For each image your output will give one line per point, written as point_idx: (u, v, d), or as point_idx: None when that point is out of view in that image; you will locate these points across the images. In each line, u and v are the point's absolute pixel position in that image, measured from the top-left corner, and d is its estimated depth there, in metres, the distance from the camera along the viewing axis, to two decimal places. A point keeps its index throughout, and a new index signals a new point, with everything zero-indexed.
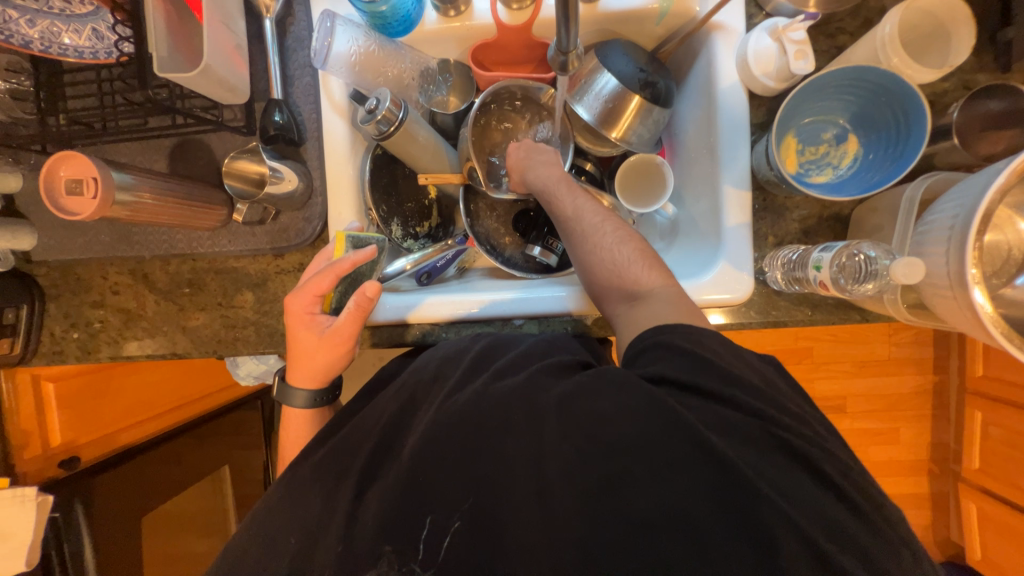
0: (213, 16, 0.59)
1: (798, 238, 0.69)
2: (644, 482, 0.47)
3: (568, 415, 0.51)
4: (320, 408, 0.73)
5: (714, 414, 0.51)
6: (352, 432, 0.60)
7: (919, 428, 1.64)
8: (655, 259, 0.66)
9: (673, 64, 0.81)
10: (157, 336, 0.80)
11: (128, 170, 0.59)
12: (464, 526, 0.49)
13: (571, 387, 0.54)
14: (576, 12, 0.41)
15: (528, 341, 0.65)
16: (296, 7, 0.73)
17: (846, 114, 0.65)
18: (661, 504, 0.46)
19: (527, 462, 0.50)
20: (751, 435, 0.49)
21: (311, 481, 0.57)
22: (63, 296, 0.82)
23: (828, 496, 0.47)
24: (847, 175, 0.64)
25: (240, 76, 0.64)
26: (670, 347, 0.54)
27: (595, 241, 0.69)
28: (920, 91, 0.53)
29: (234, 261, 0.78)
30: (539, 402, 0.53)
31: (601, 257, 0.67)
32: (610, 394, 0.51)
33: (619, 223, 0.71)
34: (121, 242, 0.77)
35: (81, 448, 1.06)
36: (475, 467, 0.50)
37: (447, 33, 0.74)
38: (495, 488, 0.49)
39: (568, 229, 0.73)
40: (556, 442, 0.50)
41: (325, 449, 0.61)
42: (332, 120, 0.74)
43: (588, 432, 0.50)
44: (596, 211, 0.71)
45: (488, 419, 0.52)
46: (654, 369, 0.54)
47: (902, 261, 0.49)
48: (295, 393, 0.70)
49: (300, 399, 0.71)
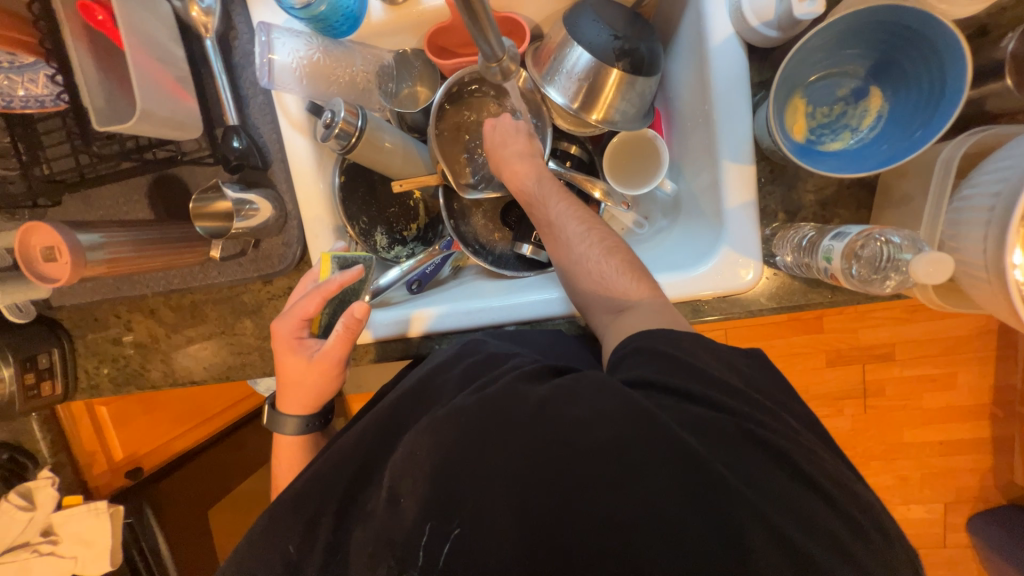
0: (141, 49, 0.55)
1: (815, 212, 0.60)
2: (629, 516, 0.43)
3: (547, 426, 0.47)
4: (314, 433, 0.72)
5: (702, 425, 0.47)
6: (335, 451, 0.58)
7: (982, 372, 1.50)
8: (639, 270, 0.62)
9: (660, 19, 0.70)
10: (175, 367, 0.85)
11: (95, 230, 0.60)
12: (465, 530, 0.46)
13: (552, 389, 0.50)
14: (483, 13, 0.37)
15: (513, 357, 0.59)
16: (236, 18, 0.68)
17: (865, 64, 0.53)
18: (649, 514, 0.43)
19: (508, 481, 0.46)
20: (739, 452, 0.45)
21: (295, 505, 0.54)
22: (87, 335, 0.87)
23: (830, 520, 0.43)
24: (869, 139, 0.54)
25: (188, 109, 0.61)
26: (653, 352, 0.52)
27: (576, 256, 0.65)
28: (955, 27, 0.43)
29: (229, 291, 0.80)
30: (519, 413, 0.49)
31: (586, 267, 0.64)
32: (590, 399, 0.48)
33: (603, 233, 0.66)
34: (123, 283, 0.79)
35: (142, 458, 1.17)
36: (454, 487, 0.47)
37: (398, 23, 0.67)
38: (480, 507, 0.46)
39: (550, 234, 0.68)
40: (538, 476, 0.46)
41: (306, 475, 0.57)
42: (294, 139, 0.69)
43: (569, 442, 0.46)
44: (577, 221, 0.67)
45: (462, 441, 0.48)
46: (637, 374, 0.51)
47: (925, 258, 0.42)
48: (285, 420, 0.70)
49: (291, 426, 0.70)
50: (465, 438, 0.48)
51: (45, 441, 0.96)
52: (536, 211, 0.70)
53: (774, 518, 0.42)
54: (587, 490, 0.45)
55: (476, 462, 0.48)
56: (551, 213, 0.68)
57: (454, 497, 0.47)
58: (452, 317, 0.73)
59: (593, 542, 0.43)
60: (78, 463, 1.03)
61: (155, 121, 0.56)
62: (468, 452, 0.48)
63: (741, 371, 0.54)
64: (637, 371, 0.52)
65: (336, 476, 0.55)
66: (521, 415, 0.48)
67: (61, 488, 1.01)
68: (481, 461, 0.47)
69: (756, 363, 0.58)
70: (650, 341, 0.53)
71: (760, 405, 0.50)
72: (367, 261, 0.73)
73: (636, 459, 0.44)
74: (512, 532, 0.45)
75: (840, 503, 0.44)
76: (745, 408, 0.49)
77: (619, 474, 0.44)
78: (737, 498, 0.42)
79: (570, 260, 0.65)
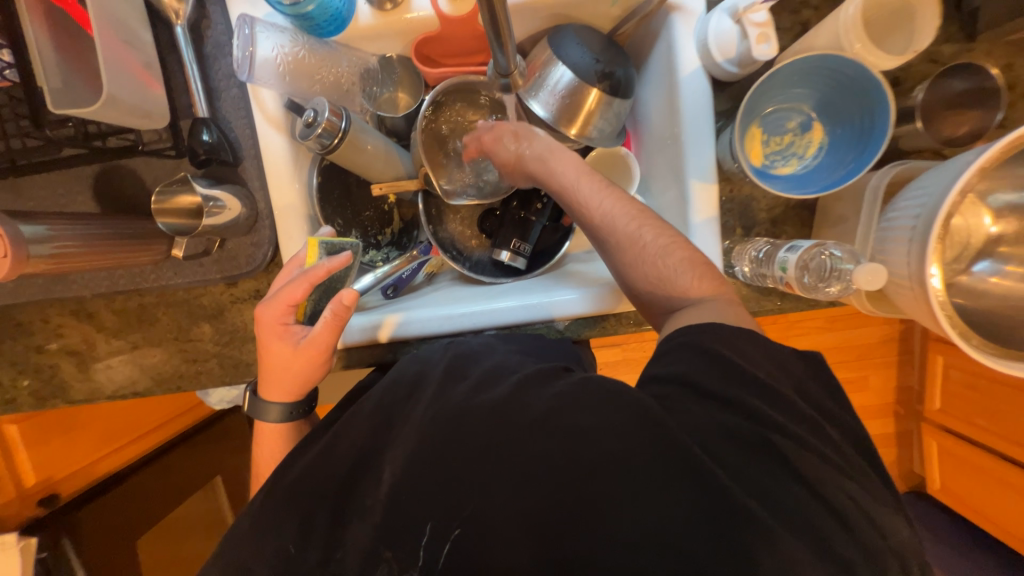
0: (108, 31, 0.51)
1: (766, 228, 0.67)
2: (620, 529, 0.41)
3: (551, 432, 0.46)
4: (296, 422, 0.67)
5: (702, 438, 0.44)
6: (322, 454, 0.53)
7: (887, 374, 1.69)
8: (703, 263, 0.58)
9: (633, 46, 0.76)
10: (114, 377, 0.77)
11: (41, 221, 0.55)
12: (465, 531, 0.44)
13: (557, 394, 0.49)
14: (504, 20, 0.41)
15: (500, 355, 0.60)
16: (210, 8, 0.65)
17: (810, 102, 0.62)
18: (648, 524, 0.41)
19: (511, 482, 0.45)
20: (748, 447, 0.43)
21: (280, 506, 0.51)
22: (4, 343, 0.76)
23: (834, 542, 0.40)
24: (813, 166, 0.62)
25: (155, 98, 0.57)
26: (688, 344, 0.51)
27: (640, 248, 0.59)
28: (884, 79, 0.51)
29: (186, 293, 0.74)
30: (523, 418, 0.47)
31: (641, 264, 0.59)
32: (599, 407, 0.47)
33: (661, 224, 0.61)
34: (56, 283, 0.71)
35: (61, 483, 1.04)
36: (446, 482, 0.46)
37: (385, 29, 0.67)
38: (479, 516, 0.44)
39: (598, 234, 0.63)
40: (518, 491, 0.44)
41: (299, 468, 0.53)
42: (269, 135, 0.66)
43: (571, 446, 0.45)
44: (635, 213, 0.62)
45: (466, 440, 0.47)
46: (670, 370, 0.49)
47: (866, 266, 0.50)
48: (268, 407, 0.65)
49: (274, 413, 0.65)
50: (468, 444, 0.47)
51: None
52: (581, 209, 0.64)
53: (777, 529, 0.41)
54: (585, 498, 0.43)
55: (461, 465, 0.46)
56: (604, 207, 0.63)
57: (455, 497, 0.46)
58: (434, 317, 0.73)
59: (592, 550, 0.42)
60: None
61: (120, 108, 0.52)
62: (466, 456, 0.47)
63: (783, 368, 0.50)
64: (664, 367, 0.50)
65: (325, 480, 0.51)
66: (526, 422, 0.47)
67: None
68: (477, 470, 0.46)
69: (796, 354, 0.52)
70: (694, 336, 0.51)
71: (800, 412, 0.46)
72: (354, 249, 0.71)
73: (632, 471, 0.43)
74: (514, 533, 0.44)
75: None
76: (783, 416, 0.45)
77: (619, 486, 0.43)
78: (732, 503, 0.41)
79: (628, 260, 0.60)
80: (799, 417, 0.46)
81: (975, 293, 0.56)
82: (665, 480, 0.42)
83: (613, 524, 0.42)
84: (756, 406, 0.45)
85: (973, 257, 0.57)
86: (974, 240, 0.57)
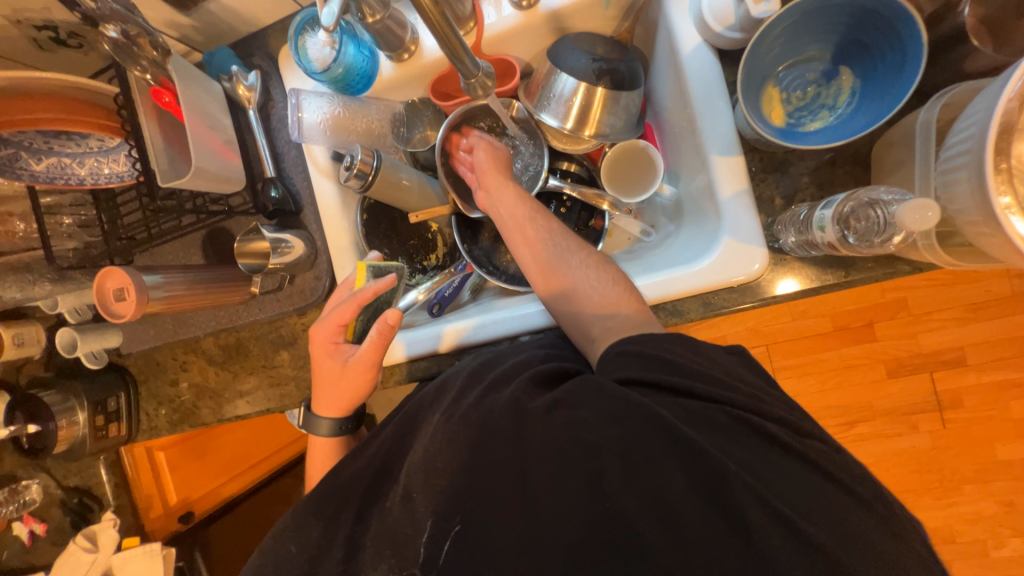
0: (197, 120, 0.67)
1: (812, 192, 0.60)
2: None
3: (565, 421, 0.45)
4: (343, 436, 0.74)
5: (691, 416, 0.44)
6: (353, 454, 0.57)
7: None
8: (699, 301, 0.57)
9: (639, 41, 0.76)
10: (224, 404, 0.91)
11: (158, 272, 0.70)
12: (464, 528, 0.44)
13: (564, 394, 0.47)
14: (460, 43, 0.46)
15: (527, 352, 0.58)
16: (273, 90, 0.80)
17: (828, 47, 0.59)
18: (648, 499, 0.41)
19: (524, 473, 0.44)
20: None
21: (316, 509, 0.54)
22: (149, 380, 0.95)
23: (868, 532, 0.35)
24: (847, 113, 0.58)
25: (233, 166, 0.73)
26: (636, 354, 0.50)
27: (563, 286, 0.65)
28: (916, 12, 0.48)
29: (270, 326, 0.87)
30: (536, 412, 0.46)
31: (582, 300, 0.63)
32: (601, 396, 0.46)
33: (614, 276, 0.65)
34: (180, 327, 0.88)
35: (194, 504, 1.24)
36: (462, 475, 0.46)
37: (405, 76, 0.77)
38: (489, 505, 0.44)
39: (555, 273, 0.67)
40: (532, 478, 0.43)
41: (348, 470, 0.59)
42: (321, 183, 0.79)
43: (572, 433, 0.44)
44: (570, 249, 0.68)
45: (485, 432, 0.48)
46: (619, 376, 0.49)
47: (910, 205, 0.43)
48: (320, 422, 0.72)
49: (325, 427, 0.72)
50: (479, 440, 0.47)
51: (110, 484, 1.01)
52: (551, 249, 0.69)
53: None
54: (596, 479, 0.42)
55: (480, 461, 0.46)
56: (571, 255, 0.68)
57: (458, 490, 0.46)
58: (471, 328, 0.76)
59: (610, 533, 0.41)
60: (138, 506, 1.06)
61: (206, 177, 0.67)
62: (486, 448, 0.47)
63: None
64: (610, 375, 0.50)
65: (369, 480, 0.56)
66: (545, 417, 0.46)
67: (121, 531, 1.04)
68: (482, 459, 0.46)
69: None
70: (643, 342, 0.51)
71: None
72: (398, 271, 0.78)
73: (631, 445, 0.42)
74: (523, 522, 0.43)
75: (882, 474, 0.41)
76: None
77: (626, 466, 0.42)
78: None
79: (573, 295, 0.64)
80: None
81: None
82: None
83: (617, 502, 0.41)
84: None
85: None
86: None
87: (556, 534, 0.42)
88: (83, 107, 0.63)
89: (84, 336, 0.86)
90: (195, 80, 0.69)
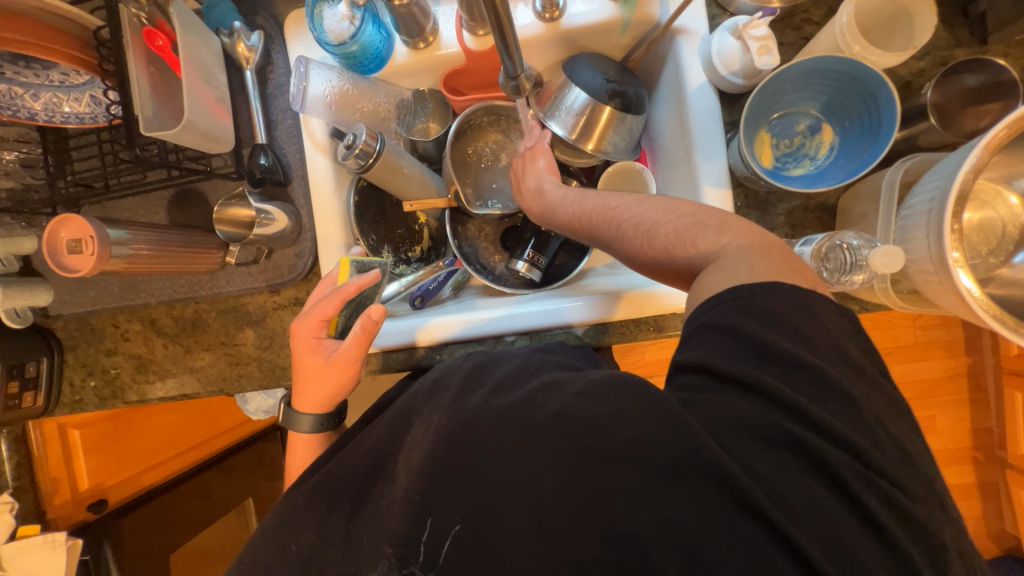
0: (192, 72, 0.63)
1: (786, 232, 0.67)
2: (630, 508, 0.42)
3: (565, 425, 0.46)
4: (327, 431, 0.72)
5: None
6: (346, 456, 0.58)
7: (959, 414, 1.51)
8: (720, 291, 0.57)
9: (644, 71, 0.81)
10: (169, 379, 0.83)
11: (123, 227, 0.64)
12: (466, 526, 0.45)
13: (571, 402, 0.48)
14: (513, 41, 0.48)
15: (526, 361, 0.58)
16: (275, 55, 0.76)
17: (816, 104, 0.66)
18: None
19: (523, 477, 0.45)
20: (758, 438, 0.42)
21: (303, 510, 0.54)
22: (80, 346, 0.85)
23: (837, 536, 0.39)
24: (825, 165, 0.66)
25: (223, 126, 0.68)
26: (712, 327, 0.48)
27: (662, 252, 0.56)
28: (893, 87, 0.55)
29: (236, 300, 0.81)
30: (536, 415, 0.47)
31: (688, 254, 0.55)
32: (617, 401, 0.47)
33: (718, 222, 0.55)
34: (129, 292, 0.81)
35: (108, 491, 1.09)
36: (459, 470, 0.47)
37: (418, 64, 0.76)
38: (490, 512, 0.45)
39: (646, 244, 0.58)
40: (530, 477, 0.45)
41: (327, 470, 0.58)
42: (315, 158, 0.76)
43: (571, 437, 0.45)
44: (630, 231, 0.59)
45: (482, 431, 0.48)
46: (692, 357, 0.48)
47: (879, 250, 0.50)
48: (301, 418, 0.69)
49: (306, 424, 0.70)
50: (479, 439, 0.48)
51: (9, 463, 0.89)
52: (631, 223, 0.59)
53: (782, 526, 0.39)
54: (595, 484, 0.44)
55: (479, 461, 0.47)
56: (656, 221, 0.57)
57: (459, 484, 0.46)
58: (458, 322, 0.76)
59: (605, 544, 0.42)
60: (40, 491, 0.94)
61: (194, 132, 0.63)
62: (485, 446, 0.47)
63: (842, 360, 0.45)
64: (689, 352, 0.48)
65: (349, 476, 0.55)
66: (544, 422, 0.47)
67: (15, 518, 0.92)
68: (485, 462, 0.46)
69: (862, 350, 0.47)
70: (720, 313, 0.47)
71: (835, 390, 0.43)
72: (381, 267, 0.77)
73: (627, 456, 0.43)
74: (531, 523, 0.43)
75: None
76: (816, 395, 0.43)
77: (638, 482, 0.42)
78: (747, 495, 0.39)
79: (673, 260, 0.56)
80: (836, 413, 0.42)
81: (1020, 285, 0.52)
82: (669, 461, 0.42)
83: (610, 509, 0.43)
84: (777, 390, 0.43)
85: (1013, 248, 0.54)
86: (1012, 229, 0.54)
87: (551, 529, 0.43)
88: (59, 36, 0.56)
89: (8, 291, 0.75)
90: (196, 30, 0.65)
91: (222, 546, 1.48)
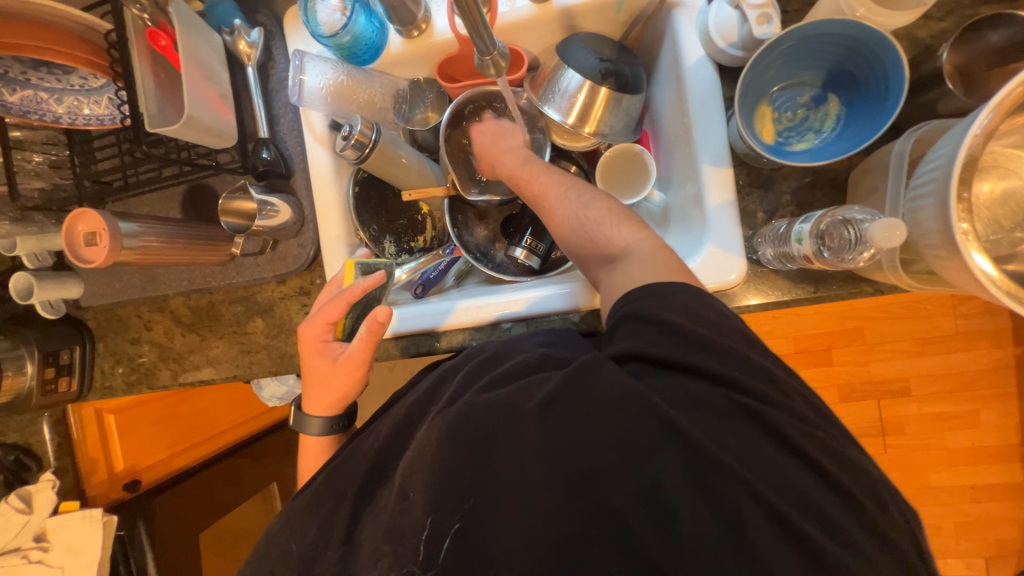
0: (193, 69, 0.66)
1: (791, 210, 0.64)
2: (610, 493, 0.41)
3: (549, 411, 0.46)
4: (337, 434, 0.74)
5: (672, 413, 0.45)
6: (349, 454, 0.59)
7: (1003, 408, 1.40)
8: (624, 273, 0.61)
9: (643, 49, 0.79)
10: (188, 366, 0.88)
11: (135, 220, 0.68)
12: (464, 524, 0.45)
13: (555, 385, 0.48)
14: (483, 20, 0.47)
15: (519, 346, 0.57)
16: (275, 51, 0.79)
17: (820, 74, 0.63)
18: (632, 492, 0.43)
19: (505, 459, 0.45)
20: None
21: (308, 508, 0.56)
22: (108, 335, 0.91)
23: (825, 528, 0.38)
24: (831, 138, 0.63)
25: (225, 121, 0.71)
26: (642, 318, 0.49)
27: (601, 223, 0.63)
28: (902, 49, 0.52)
29: (246, 290, 0.84)
30: (517, 399, 0.47)
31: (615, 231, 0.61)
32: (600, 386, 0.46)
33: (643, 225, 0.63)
34: (149, 284, 0.85)
35: (142, 472, 1.16)
36: (443, 453, 0.48)
37: (413, 53, 0.77)
38: (473, 493, 0.45)
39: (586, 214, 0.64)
40: (513, 461, 0.45)
41: (330, 466, 0.59)
42: (315, 150, 0.78)
43: (552, 422, 0.45)
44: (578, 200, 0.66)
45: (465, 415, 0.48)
46: (621, 347, 0.49)
47: (878, 223, 0.47)
48: (311, 422, 0.72)
49: (316, 428, 0.72)
50: (463, 423, 0.48)
51: (51, 444, 0.96)
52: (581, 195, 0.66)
53: None
54: (578, 472, 0.43)
55: (463, 448, 0.47)
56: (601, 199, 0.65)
57: (445, 468, 0.47)
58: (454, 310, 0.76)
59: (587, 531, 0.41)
60: (79, 470, 1.01)
61: (196, 127, 0.65)
62: (468, 429, 0.48)
63: None
64: (619, 345, 0.49)
65: (346, 459, 0.57)
66: (527, 408, 0.46)
67: (59, 494, 0.99)
68: (469, 447, 0.47)
69: None
70: (644, 304, 0.50)
71: None
72: (387, 269, 0.77)
73: (609, 443, 0.43)
74: (511, 505, 0.44)
75: (852, 488, 0.42)
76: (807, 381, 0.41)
77: (619, 466, 0.42)
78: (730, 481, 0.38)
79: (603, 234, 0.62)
80: None
81: None
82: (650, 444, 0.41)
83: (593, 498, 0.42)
84: None
85: None
86: None
87: (532, 511, 0.43)
88: (72, 41, 0.59)
89: (42, 284, 0.81)
90: (197, 28, 0.67)
91: (250, 528, 1.56)
